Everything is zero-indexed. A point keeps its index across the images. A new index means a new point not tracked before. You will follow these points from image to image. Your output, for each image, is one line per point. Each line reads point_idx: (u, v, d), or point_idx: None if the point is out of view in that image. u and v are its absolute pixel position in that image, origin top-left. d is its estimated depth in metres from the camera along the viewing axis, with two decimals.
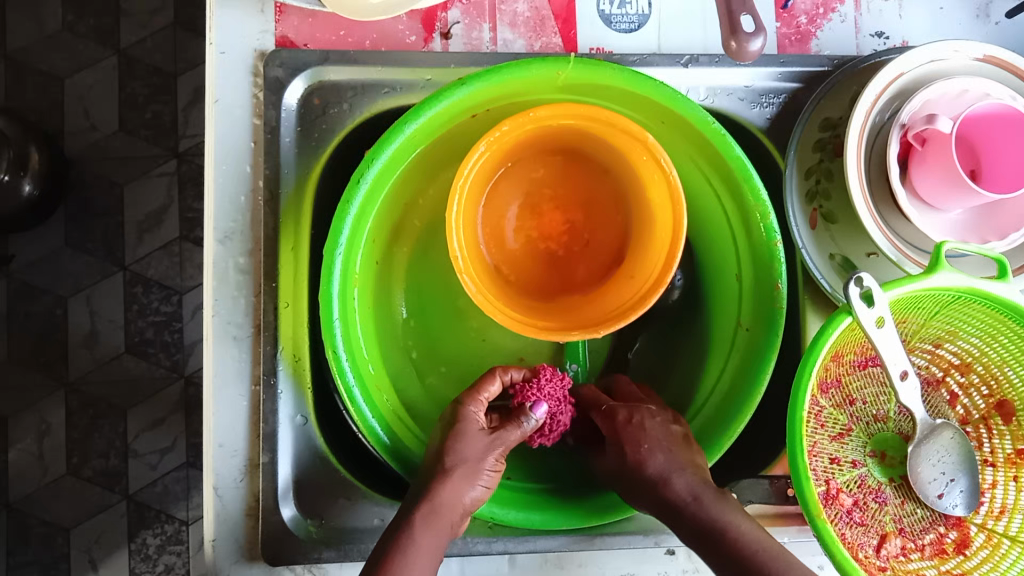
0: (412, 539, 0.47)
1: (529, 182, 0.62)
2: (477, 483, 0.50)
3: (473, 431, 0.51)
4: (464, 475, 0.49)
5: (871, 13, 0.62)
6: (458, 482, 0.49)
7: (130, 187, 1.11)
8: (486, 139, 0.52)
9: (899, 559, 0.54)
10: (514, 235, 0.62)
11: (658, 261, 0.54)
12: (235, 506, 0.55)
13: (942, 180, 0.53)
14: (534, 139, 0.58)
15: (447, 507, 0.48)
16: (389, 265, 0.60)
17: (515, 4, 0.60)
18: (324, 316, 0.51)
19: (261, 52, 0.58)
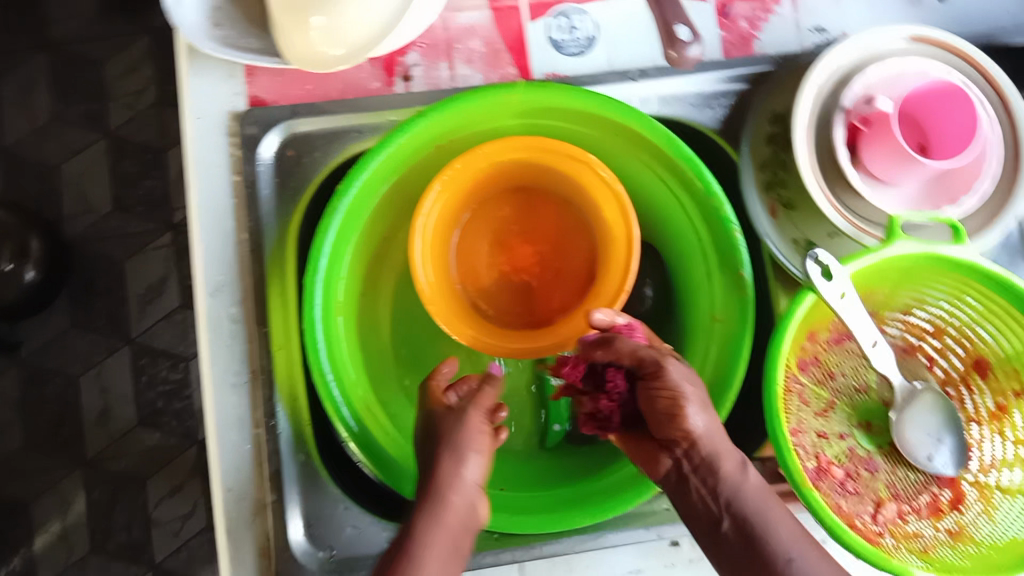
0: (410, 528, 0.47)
1: (494, 220, 0.66)
2: (468, 460, 0.51)
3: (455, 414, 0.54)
4: (453, 458, 0.51)
5: (808, 10, 0.65)
6: (449, 462, 0.51)
7: (130, 263, 1.14)
8: (439, 180, 0.57)
9: (897, 522, 0.55)
10: (487, 268, 0.65)
11: (615, 277, 0.57)
12: (247, 549, 0.57)
13: (890, 157, 0.56)
14: (491, 177, 0.63)
15: (450, 499, 0.49)
16: (372, 304, 0.63)
17: (469, 41, 0.64)
18: (307, 339, 0.54)
19: (236, 113, 0.61)
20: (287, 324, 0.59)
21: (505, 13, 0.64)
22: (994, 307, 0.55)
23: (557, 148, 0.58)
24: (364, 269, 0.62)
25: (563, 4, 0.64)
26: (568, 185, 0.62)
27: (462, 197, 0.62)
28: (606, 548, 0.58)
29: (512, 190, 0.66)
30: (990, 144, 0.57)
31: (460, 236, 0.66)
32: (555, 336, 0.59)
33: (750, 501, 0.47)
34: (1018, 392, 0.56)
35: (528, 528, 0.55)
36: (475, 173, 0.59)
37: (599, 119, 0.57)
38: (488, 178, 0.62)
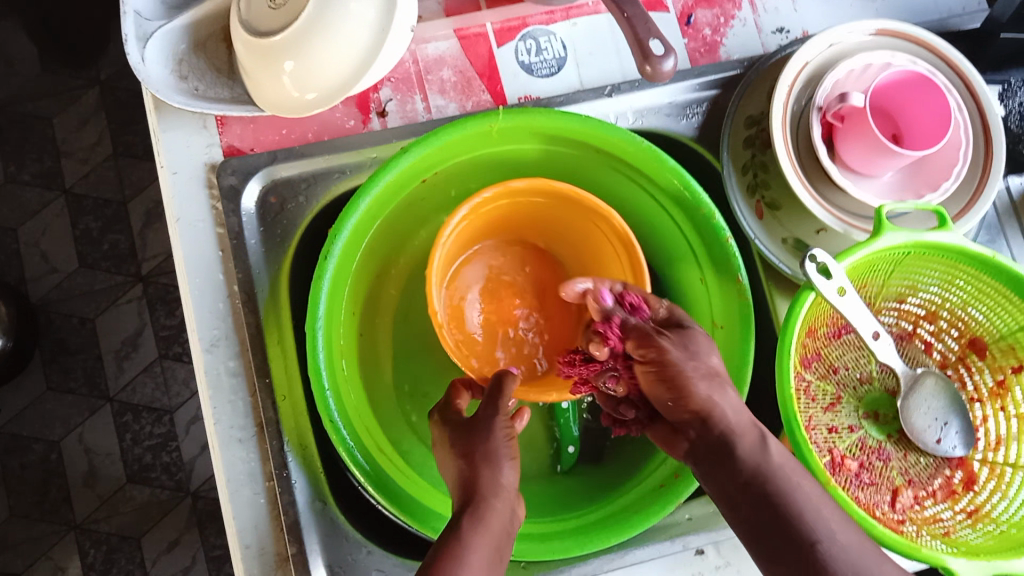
0: (458, 536, 0.46)
1: (486, 266, 0.67)
2: (504, 465, 0.50)
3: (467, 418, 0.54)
4: (488, 463, 0.50)
5: (768, 13, 0.66)
6: (485, 470, 0.50)
7: (102, 319, 1.12)
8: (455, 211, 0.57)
9: (915, 509, 0.56)
10: (481, 317, 0.66)
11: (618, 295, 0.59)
12: None
13: (868, 151, 0.57)
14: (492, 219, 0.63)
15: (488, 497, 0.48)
16: (376, 355, 0.62)
17: (440, 72, 0.63)
18: (315, 388, 0.53)
19: (213, 164, 0.60)
20: (288, 372, 0.58)
21: (472, 40, 0.64)
22: (985, 288, 0.57)
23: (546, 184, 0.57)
24: (360, 311, 0.61)
25: (529, 26, 0.64)
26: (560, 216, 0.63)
27: (460, 241, 0.62)
28: (632, 565, 0.58)
29: (498, 233, 0.66)
30: (963, 129, 0.58)
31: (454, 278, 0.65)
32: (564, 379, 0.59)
33: (778, 475, 0.46)
34: (1016, 366, 0.57)
35: (555, 554, 0.54)
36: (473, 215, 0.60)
37: (584, 139, 0.57)
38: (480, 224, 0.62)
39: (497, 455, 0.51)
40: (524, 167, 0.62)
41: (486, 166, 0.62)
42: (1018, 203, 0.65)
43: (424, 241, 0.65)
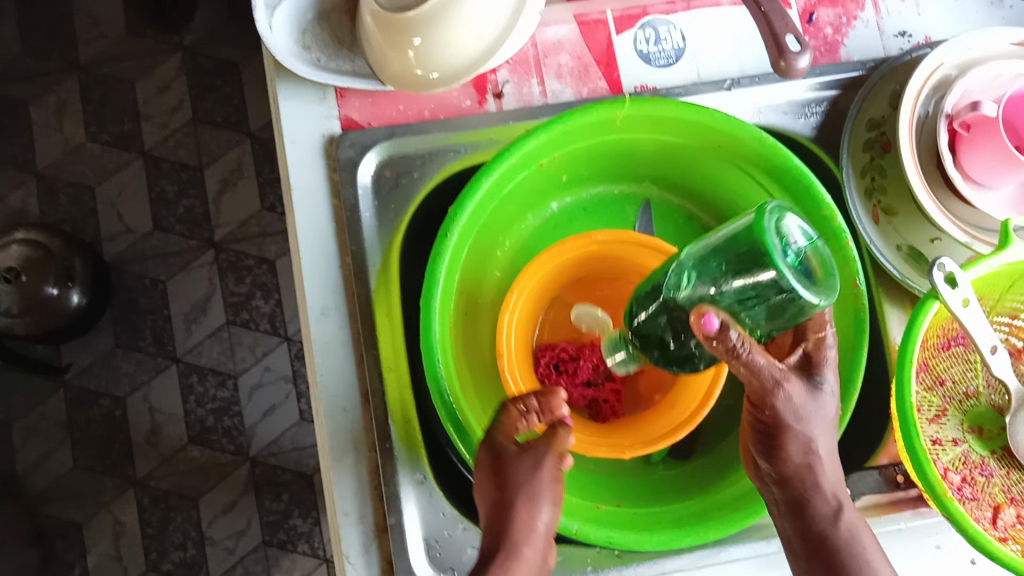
0: (518, 550, 0.48)
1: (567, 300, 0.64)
2: (543, 508, 0.50)
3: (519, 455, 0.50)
4: (530, 502, 0.49)
5: (891, 15, 0.66)
6: (523, 512, 0.49)
7: (172, 282, 1.25)
8: (548, 257, 0.57)
9: (1017, 528, 0.56)
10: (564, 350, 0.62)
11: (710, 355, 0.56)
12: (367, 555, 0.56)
13: (992, 161, 0.56)
14: (584, 260, 0.60)
15: (513, 474, 0.50)
16: (484, 365, 0.60)
17: (559, 56, 0.63)
18: (435, 389, 0.52)
19: (331, 136, 0.61)
20: (395, 360, 0.57)
21: (592, 26, 0.64)
22: None
23: (647, 241, 0.57)
24: (463, 308, 0.59)
25: (648, 14, 0.64)
26: (645, 269, 0.59)
27: (538, 285, 0.59)
28: (728, 562, 0.56)
29: (578, 274, 0.63)
30: None
31: (550, 307, 0.63)
32: (641, 439, 0.55)
33: None
34: None
35: (653, 545, 0.52)
36: (549, 264, 0.57)
37: (712, 134, 0.57)
38: (545, 280, 0.60)
39: (539, 496, 0.49)
40: (635, 158, 0.61)
41: (607, 155, 0.60)
42: None
43: (531, 225, 0.63)
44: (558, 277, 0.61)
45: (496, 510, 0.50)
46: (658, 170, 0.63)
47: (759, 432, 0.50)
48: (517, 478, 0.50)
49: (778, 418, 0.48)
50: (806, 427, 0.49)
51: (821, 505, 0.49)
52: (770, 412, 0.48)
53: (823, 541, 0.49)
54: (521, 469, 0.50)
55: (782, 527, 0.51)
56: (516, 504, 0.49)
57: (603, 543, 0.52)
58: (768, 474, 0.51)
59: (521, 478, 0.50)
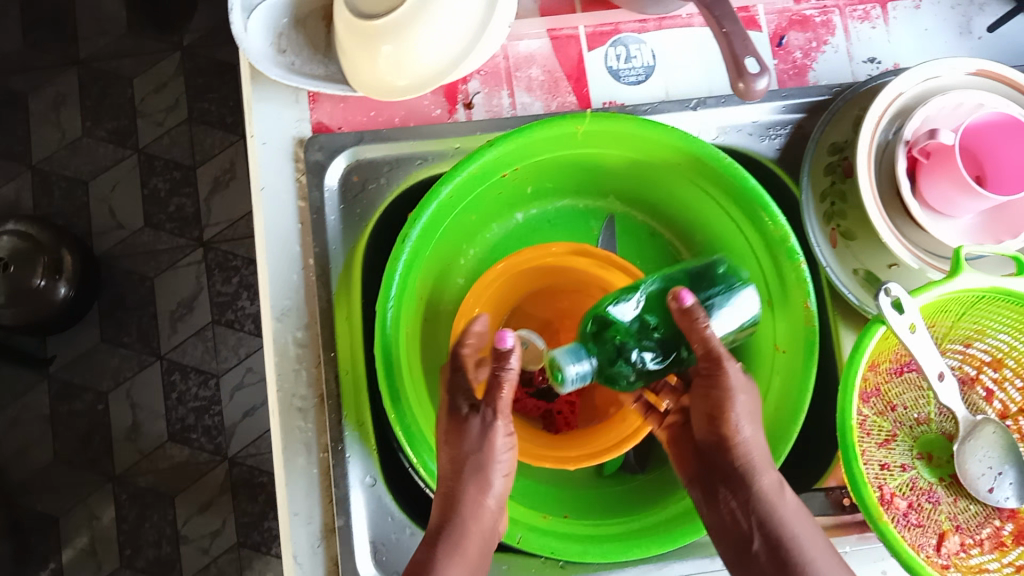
0: (464, 523, 0.49)
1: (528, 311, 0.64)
2: (494, 481, 0.50)
3: (465, 424, 0.51)
4: (478, 476, 0.50)
5: (861, 42, 0.67)
6: (472, 486, 0.49)
7: (160, 279, 1.26)
8: (506, 261, 0.58)
9: (960, 556, 0.56)
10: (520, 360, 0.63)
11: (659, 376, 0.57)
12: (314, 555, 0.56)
13: (950, 189, 0.57)
14: (544, 270, 0.61)
15: (462, 446, 0.50)
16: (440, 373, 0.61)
17: (529, 69, 0.64)
18: (386, 391, 0.53)
19: (300, 139, 0.62)
20: (351, 366, 0.58)
21: (564, 41, 0.65)
22: None
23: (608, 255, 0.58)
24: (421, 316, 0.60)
25: (620, 32, 0.65)
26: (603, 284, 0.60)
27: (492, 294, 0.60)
28: None
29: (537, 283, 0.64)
30: None
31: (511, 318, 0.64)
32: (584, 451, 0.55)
33: None
34: None
35: (594, 557, 0.53)
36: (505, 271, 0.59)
37: (670, 151, 0.58)
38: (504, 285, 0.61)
39: (489, 468, 0.50)
40: (600, 174, 0.62)
41: (574, 168, 0.61)
42: None
43: (495, 234, 0.64)
44: (515, 286, 0.62)
45: (446, 487, 0.50)
46: (624, 186, 0.63)
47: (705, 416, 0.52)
48: (469, 447, 0.50)
49: (721, 392, 0.50)
50: (747, 401, 0.50)
51: (762, 485, 0.49)
52: (715, 386, 0.50)
53: (766, 520, 0.48)
54: (469, 434, 0.50)
55: (717, 515, 0.50)
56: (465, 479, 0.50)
57: (544, 553, 0.53)
58: (712, 452, 0.51)
59: (472, 448, 0.50)
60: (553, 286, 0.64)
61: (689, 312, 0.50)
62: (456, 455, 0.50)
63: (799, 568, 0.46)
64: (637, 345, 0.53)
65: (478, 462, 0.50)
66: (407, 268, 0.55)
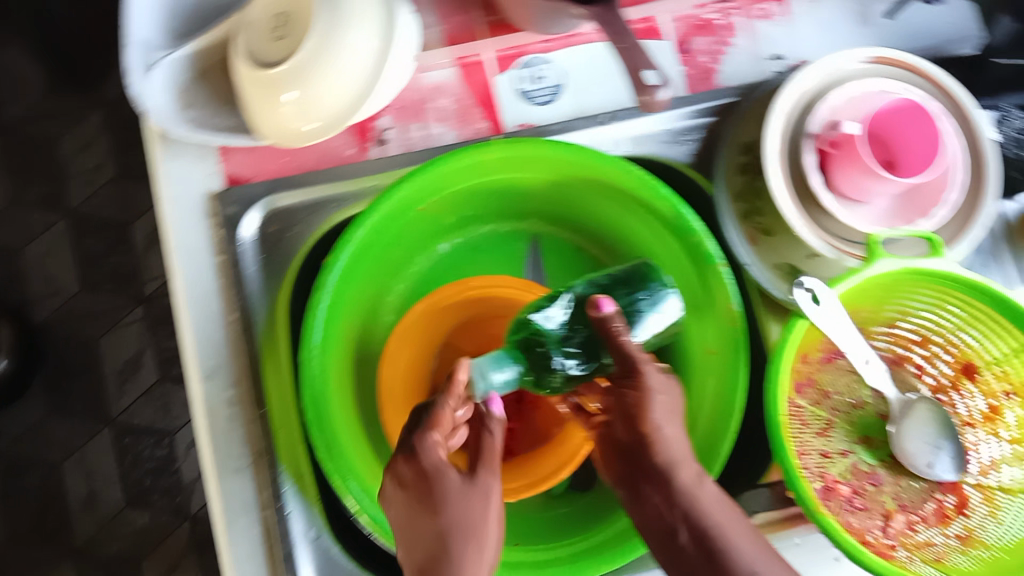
0: None
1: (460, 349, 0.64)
2: (486, 546, 0.47)
3: (456, 488, 0.49)
4: (471, 542, 0.47)
5: (763, 40, 0.67)
6: (466, 548, 0.47)
7: (104, 341, 1.23)
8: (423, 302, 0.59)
9: (907, 534, 0.57)
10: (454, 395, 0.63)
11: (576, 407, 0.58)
12: None
13: (861, 177, 0.57)
14: (464, 307, 0.62)
15: (454, 511, 0.48)
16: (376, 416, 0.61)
17: (441, 100, 0.64)
18: (319, 441, 0.52)
19: (213, 194, 0.61)
20: (284, 420, 0.59)
21: (471, 68, 0.64)
22: (976, 316, 0.58)
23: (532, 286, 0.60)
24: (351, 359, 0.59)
25: (525, 53, 0.64)
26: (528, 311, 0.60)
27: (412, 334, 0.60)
28: None
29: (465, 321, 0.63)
30: (957, 169, 0.59)
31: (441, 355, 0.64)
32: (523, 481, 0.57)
33: None
34: (1007, 393, 0.59)
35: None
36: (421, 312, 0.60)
37: (578, 170, 0.58)
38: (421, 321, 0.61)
39: (484, 532, 0.48)
40: (518, 198, 0.63)
41: (492, 195, 0.62)
42: (1013, 226, 0.66)
43: (421, 266, 0.64)
44: (438, 324, 0.62)
45: (430, 558, 0.47)
46: (544, 207, 0.64)
47: (624, 423, 0.52)
48: (461, 512, 0.48)
49: (636, 393, 0.51)
50: (662, 398, 0.51)
51: (682, 476, 0.49)
52: (629, 389, 0.51)
53: (690, 510, 0.47)
54: (459, 497, 0.48)
55: (644, 513, 0.50)
56: (456, 542, 0.47)
57: None
58: (633, 458, 0.52)
59: (468, 514, 0.48)
60: (478, 324, 0.63)
61: (602, 317, 0.51)
62: (444, 519, 0.48)
63: (726, 554, 0.45)
64: (559, 350, 0.55)
65: (470, 520, 0.48)
66: (328, 314, 0.55)
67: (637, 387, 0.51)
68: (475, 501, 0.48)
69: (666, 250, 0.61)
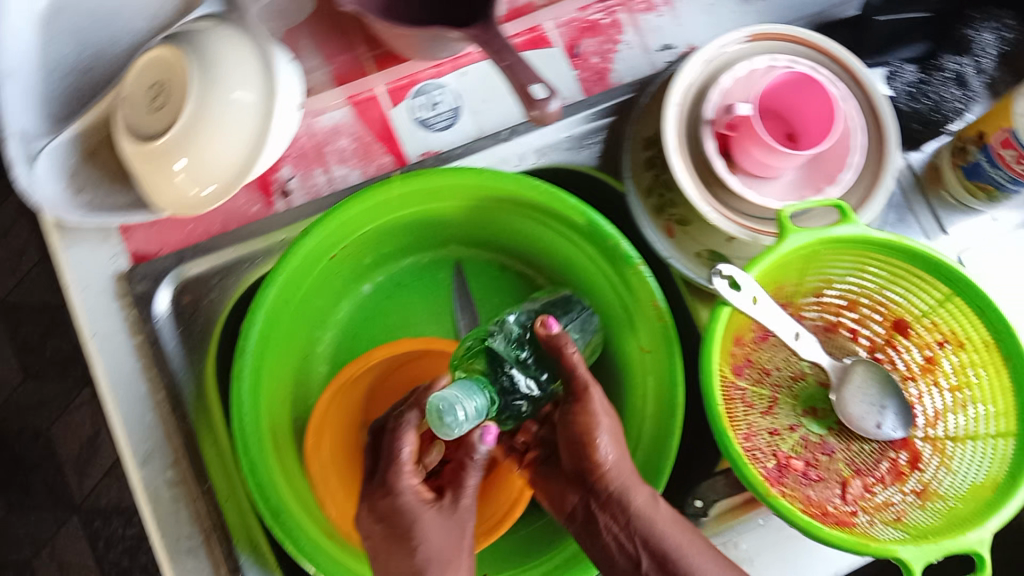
0: None
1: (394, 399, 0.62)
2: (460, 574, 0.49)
3: (428, 517, 0.51)
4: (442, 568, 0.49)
5: (651, 32, 0.67)
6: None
7: (56, 428, 1.20)
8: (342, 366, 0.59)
9: (866, 497, 0.57)
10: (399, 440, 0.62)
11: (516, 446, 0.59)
12: None
13: (763, 156, 0.58)
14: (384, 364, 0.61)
15: (424, 540, 0.50)
16: None
17: (339, 141, 0.63)
18: (264, 510, 0.52)
19: (120, 274, 0.60)
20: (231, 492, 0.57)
21: (365, 104, 0.63)
22: (896, 271, 0.58)
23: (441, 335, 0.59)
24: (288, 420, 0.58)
25: (418, 82, 0.64)
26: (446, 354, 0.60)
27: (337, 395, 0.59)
28: None
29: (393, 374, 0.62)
30: (856, 133, 0.59)
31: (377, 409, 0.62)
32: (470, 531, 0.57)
33: None
34: (940, 342, 0.59)
35: None
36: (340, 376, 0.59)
37: (485, 192, 0.58)
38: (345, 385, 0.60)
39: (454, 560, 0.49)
40: (433, 230, 0.62)
41: (406, 231, 0.61)
42: (920, 178, 0.67)
43: (347, 312, 0.63)
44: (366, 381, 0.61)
45: None
46: (462, 234, 0.64)
47: (572, 449, 0.53)
48: (430, 541, 0.50)
49: (585, 418, 0.52)
50: (608, 421, 0.52)
51: (636, 499, 0.50)
52: (578, 415, 0.52)
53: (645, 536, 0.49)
54: (430, 525, 0.51)
55: (602, 543, 0.51)
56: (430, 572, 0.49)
57: None
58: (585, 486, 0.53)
59: (443, 541, 0.50)
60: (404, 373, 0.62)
61: (554, 338, 0.53)
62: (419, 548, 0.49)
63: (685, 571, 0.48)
64: (520, 371, 0.55)
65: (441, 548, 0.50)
66: (255, 377, 0.54)
67: (584, 412, 0.52)
68: (447, 528, 0.51)
69: (584, 259, 0.61)
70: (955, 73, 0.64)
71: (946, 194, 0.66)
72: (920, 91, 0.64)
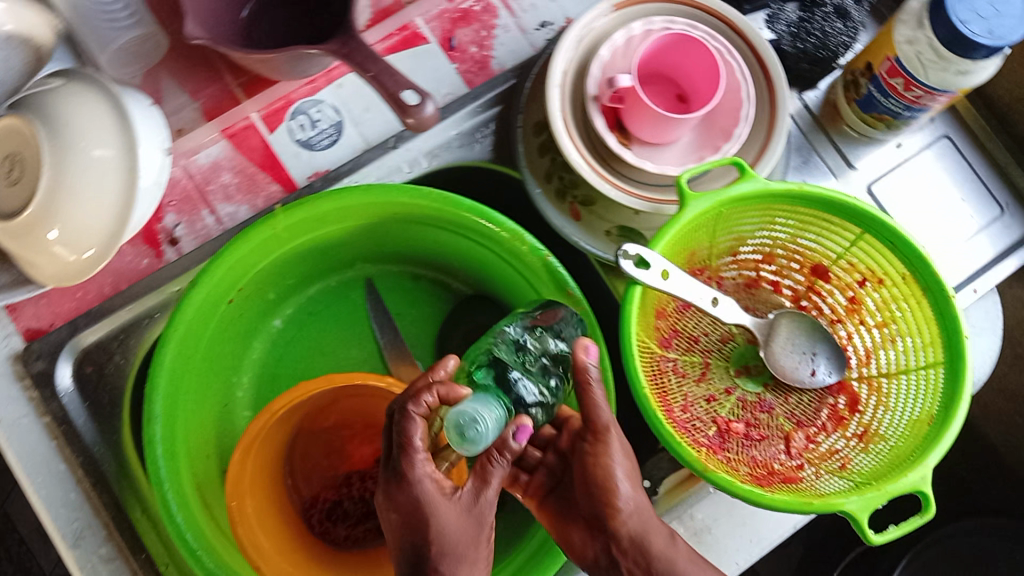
0: None
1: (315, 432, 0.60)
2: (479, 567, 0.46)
3: (443, 499, 0.46)
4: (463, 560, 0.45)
5: (526, 11, 0.65)
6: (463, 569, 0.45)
7: None
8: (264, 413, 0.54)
9: (811, 449, 0.57)
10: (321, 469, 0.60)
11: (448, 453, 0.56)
12: None
13: (653, 124, 0.56)
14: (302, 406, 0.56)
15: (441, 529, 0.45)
16: None
17: (220, 178, 0.60)
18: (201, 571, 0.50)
19: (14, 355, 0.57)
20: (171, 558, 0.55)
21: (242, 135, 0.60)
22: (805, 218, 0.57)
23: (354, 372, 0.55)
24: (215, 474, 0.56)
25: (294, 102, 0.61)
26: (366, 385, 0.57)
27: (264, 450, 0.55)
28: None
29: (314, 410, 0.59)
30: (743, 83, 0.58)
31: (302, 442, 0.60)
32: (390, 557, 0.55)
33: None
34: (861, 281, 0.59)
35: None
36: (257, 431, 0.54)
37: (377, 207, 0.56)
38: (278, 425, 0.56)
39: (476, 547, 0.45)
40: (334, 254, 0.60)
41: (306, 259, 0.59)
42: (817, 116, 0.66)
43: (262, 351, 0.61)
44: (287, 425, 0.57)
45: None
46: (366, 252, 0.61)
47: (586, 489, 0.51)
48: (447, 532, 0.45)
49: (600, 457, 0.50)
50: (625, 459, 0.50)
51: (656, 541, 0.49)
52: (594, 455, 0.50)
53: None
54: (448, 509, 0.46)
55: None
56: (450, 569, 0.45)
57: None
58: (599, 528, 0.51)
59: (458, 536, 0.45)
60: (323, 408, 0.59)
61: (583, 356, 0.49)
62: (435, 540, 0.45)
63: None
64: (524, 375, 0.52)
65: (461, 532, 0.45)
66: (169, 440, 0.52)
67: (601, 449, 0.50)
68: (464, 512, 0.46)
69: (492, 258, 0.59)
70: (835, 7, 0.64)
71: (847, 129, 0.65)
72: (803, 31, 0.64)
